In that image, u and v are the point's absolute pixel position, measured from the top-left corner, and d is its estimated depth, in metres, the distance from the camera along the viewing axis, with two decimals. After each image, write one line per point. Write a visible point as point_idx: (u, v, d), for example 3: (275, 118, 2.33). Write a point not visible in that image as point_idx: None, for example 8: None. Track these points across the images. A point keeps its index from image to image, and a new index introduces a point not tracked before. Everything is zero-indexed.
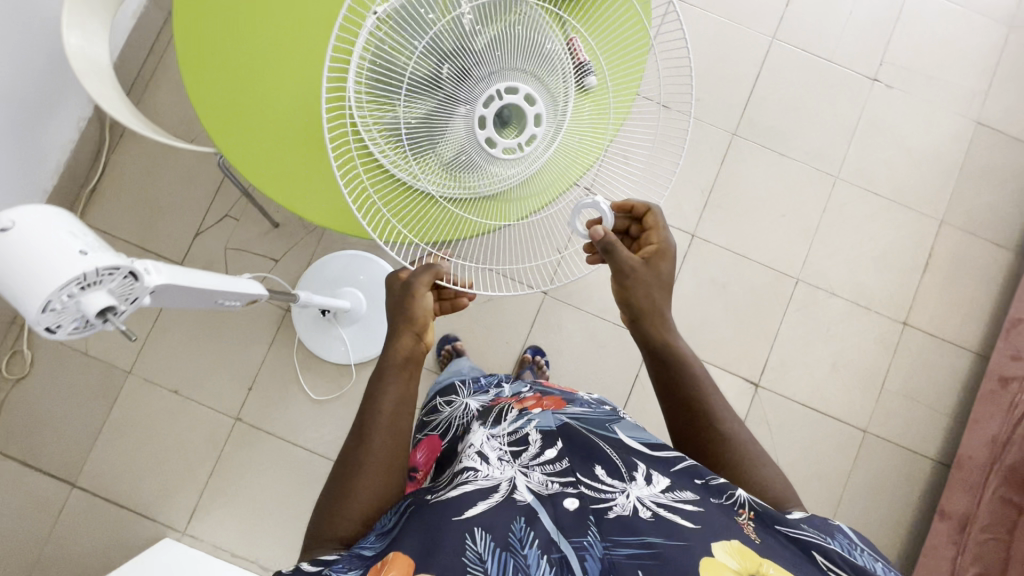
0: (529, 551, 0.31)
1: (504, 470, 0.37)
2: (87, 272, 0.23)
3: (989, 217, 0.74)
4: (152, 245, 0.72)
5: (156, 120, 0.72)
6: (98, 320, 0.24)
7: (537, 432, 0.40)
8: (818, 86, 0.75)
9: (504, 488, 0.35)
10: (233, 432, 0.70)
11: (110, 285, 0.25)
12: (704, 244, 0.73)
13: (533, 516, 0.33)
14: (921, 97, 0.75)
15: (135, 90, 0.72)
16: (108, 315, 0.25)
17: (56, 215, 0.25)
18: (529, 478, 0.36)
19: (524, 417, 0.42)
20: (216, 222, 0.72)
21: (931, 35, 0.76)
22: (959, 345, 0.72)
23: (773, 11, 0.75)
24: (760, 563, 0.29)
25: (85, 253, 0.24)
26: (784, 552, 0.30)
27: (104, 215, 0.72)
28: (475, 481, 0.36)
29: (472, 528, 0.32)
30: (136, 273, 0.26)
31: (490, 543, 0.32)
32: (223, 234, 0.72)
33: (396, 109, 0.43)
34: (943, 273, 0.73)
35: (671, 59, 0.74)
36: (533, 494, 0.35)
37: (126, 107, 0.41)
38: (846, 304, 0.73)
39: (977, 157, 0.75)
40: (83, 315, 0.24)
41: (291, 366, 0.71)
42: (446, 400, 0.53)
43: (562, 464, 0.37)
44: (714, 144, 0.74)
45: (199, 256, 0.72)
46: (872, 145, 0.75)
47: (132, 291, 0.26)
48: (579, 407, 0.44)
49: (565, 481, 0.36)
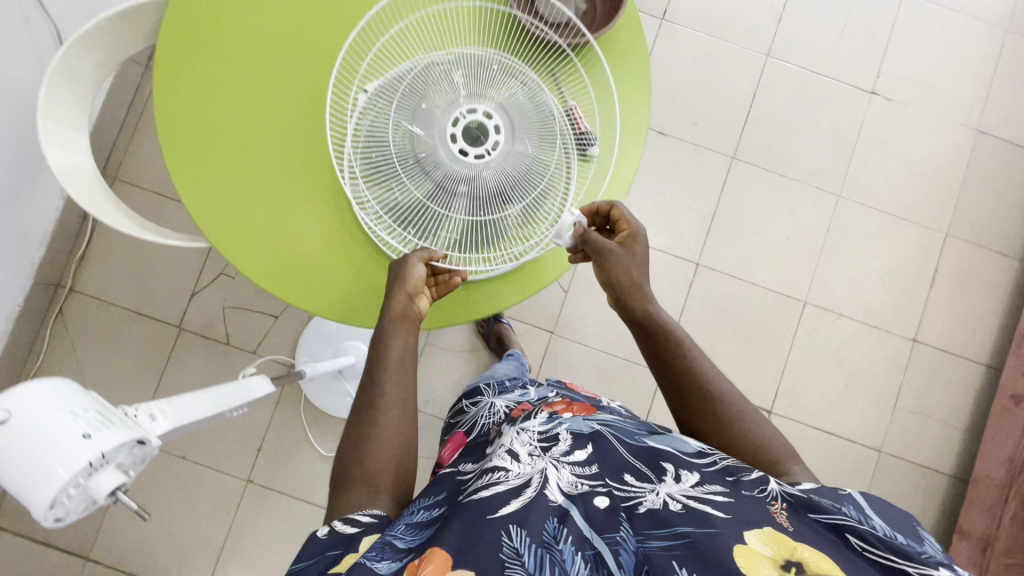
0: (563, 547, 0.30)
1: (535, 463, 0.36)
2: (94, 459, 0.22)
3: (994, 228, 0.73)
4: (149, 310, 0.70)
5: (143, 180, 0.70)
6: (109, 500, 0.23)
7: (568, 431, 0.39)
8: (816, 104, 0.74)
9: (536, 482, 0.34)
10: (246, 494, 0.69)
11: (118, 461, 0.23)
12: (710, 272, 0.72)
13: (565, 515, 0.32)
14: (920, 108, 0.74)
15: (120, 150, 0.70)
16: (118, 493, 0.23)
17: (56, 389, 0.23)
18: (560, 475, 0.35)
19: (555, 419, 0.41)
20: (211, 281, 0.70)
21: (925, 45, 0.75)
22: (970, 358, 0.72)
23: (765, 30, 0.74)
24: (792, 546, 0.28)
25: (89, 436, 0.22)
26: (819, 540, 0.29)
27: (97, 281, 0.70)
28: (507, 481, 0.34)
29: (506, 525, 0.31)
30: (144, 440, 0.25)
31: (525, 538, 0.30)
32: (220, 292, 0.70)
33: (393, 189, 0.39)
34: (950, 286, 0.73)
35: (665, 85, 0.73)
36: (564, 493, 0.34)
37: (115, 204, 0.41)
38: (854, 324, 0.72)
39: (978, 166, 0.74)
40: (92, 500, 0.23)
41: (299, 423, 0.70)
42: (471, 401, 0.52)
43: (592, 467, 0.36)
44: (713, 170, 0.73)
45: (197, 318, 0.70)
46: (874, 160, 0.74)
47: (140, 456, 0.25)
48: (607, 416, 0.43)
49: (595, 482, 0.35)
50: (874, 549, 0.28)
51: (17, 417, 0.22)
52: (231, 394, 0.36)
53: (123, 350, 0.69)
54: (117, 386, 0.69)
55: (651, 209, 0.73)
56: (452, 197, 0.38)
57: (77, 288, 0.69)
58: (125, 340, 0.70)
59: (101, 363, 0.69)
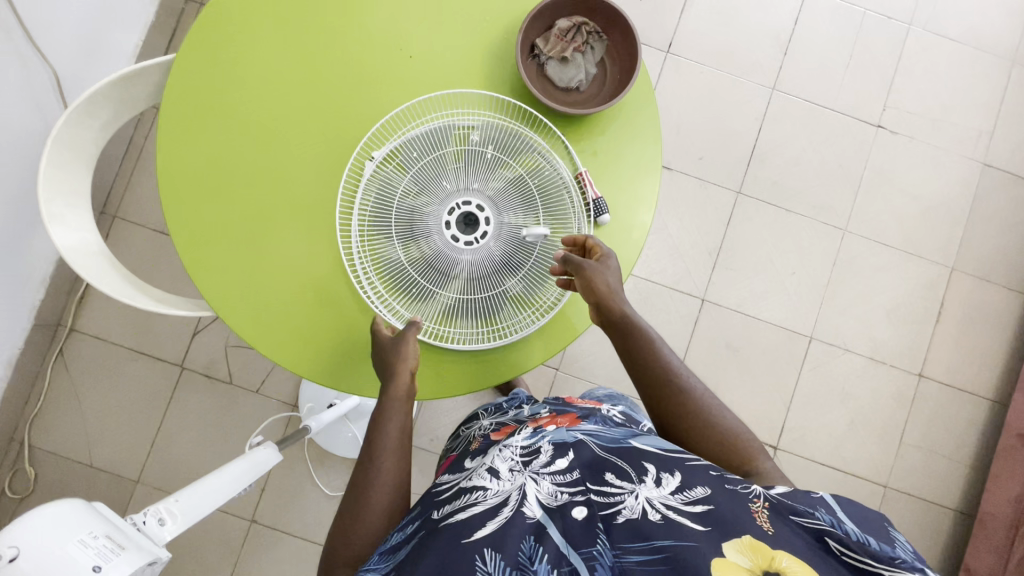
0: (539, 567, 0.28)
1: (515, 479, 0.34)
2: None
3: (1000, 262, 0.73)
4: (151, 351, 0.69)
5: (146, 219, 0.69)
6: None
7: (549, 442, 0.37)
8: (822, 137, 0.74)
9: (514, 499, 0.32)
10: (249, 534, 0.68)
11: None
12: (715, 307, 0.72)
13: (543, 533, 0.30)
14: (927, 141, 0.74)
15: (122, 187, 0.69)
16: None
17: (65, 517, 0.23)
18: (540, 486, 0.33)
19: (538, 433, 0.39)
20: (213, 319, 0.70)
21: (930, 78, 0.74)
22: (975, 393, 0.72)
23: (771, 62, 0.74)
24: (772, 556, 0.26)
25: (100, 570, 0.22)
26: (798, 545, 0.27)
27: (97, 319, 0.69)
28: (485, 500, 0.33)
29: (480, 549, 0.29)
30: (158, 560, 0.24)
31: (500, 562, 0.28)
32: (221, 331, 0.70)
33: (400, 257, 0.39)
34: (957, 321, 0.73)
35: (670, 118, 0.73)
36: (543, 507, 0.32)
37: (121, 273, 0.41)
38: (860, 359, 0.72)
39: (985, 200, 0.74)
40: None
41: (303, 462, 0.70)
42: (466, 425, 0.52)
43: (573, 474, 0.34)
44: (718, 205, 0.73)
45: (200, 357, 0.70)
46: (881, 194, 0.73)
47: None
48: (593, 422, 0.41)
49: (576, 489, 0.33)
50: (855, 554, 0.26)
51: (26, 554, 0.21)
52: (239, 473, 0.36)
53: (126, 391, 0.69)
54: (120, 427, 0.68)
55: (656, 244, 0.72)
56: (455, 277, 0.39)
57: (78, 329, 0.68)
58: (127, 380, 0.69)
59: (104, 405, 0.69)
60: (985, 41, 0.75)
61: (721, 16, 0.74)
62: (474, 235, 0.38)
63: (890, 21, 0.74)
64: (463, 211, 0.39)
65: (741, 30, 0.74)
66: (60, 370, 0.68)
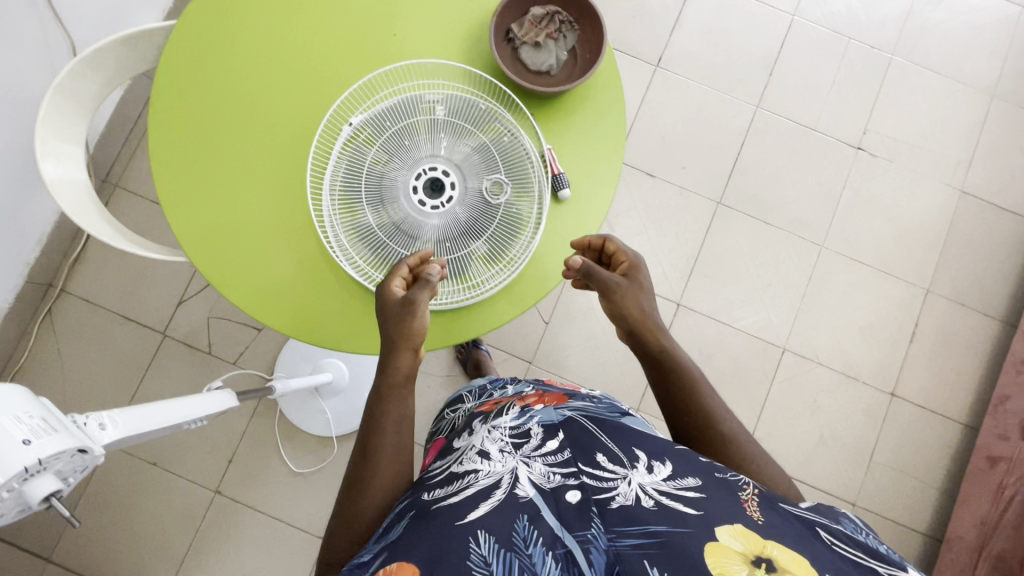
0: (533, 550, 0.30)
1: (507, 462, 0.36)
2: (31, 465, 0.23)
3: (976, 287, 0.74)
4: (136, 317, 0.71)
5: (143, 190, 0.72)
6: (42, 505, 0.24)
7: (539, 426, 0.40)
8: (803, 155, 0.76)
9: (507, 483, 0.34)
10: (212, 505, 0.69)
11: (58, 467, 0.24)
12: (690, 312, 0.73)
13: (535, 515, 0.32)
14: (906, 165, 0.76)
15: (123, 159, 0.72)
16: (52, 499, 0.24)
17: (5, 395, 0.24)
18: (531, 469, 0.36)
19: (527, 414, 0.42)
20: (199, 291, 0.72)
21: (911, 106, 0.77)
22: (948, 416, 0.72)
23: (757, 81, 0.77)
24: (764, 543, 0.27)
25: (28, 443, 0.23)
26: (789, 531, 0.28)
27: (87, 282, 0.71)
28: (477, 482, 0.35)
29: (474, 532, 0.30)
30: (86, 449, 0.26)
31: (493, 544, 0.30)
32: (206, 302, 0.71)
33: (367, 216, 0.41)
34: (931, 342, 0.73)
35: (656, 128, 0.75)
36: (536, 488, 0.34)
37: (101, 214, 0.43)
38: (832, 374, 0.72)
39: (961, 225, 0.75)
40: (26, 503, 0.23)
41: (273, 437, 0.70)
42: (453, 406, 0.53)
43: (563, 456, 0.36)
44: (698, 214, 0.75)
45: (183, 326, 0.71)
46: (858, 214, 0.75)
47: (81, 464, 0.26)
48: (580, 403, 0.44)
49: (567, 472, 0.35)
50: (841, 544, 0.28)
51: None
52: (196, 405, 0.37)
53: (108, 355, 0.70)
54: (96, 388, 0.70)
55: (636, 248, 0.74)
56: (420, 238, 0.41)
57: (69, 290, 0.71)
58: (109, 344, 0.71)
59: (84, 366, 0.70)
60: (964, 73, 0.78)
61: (709, 36, 0.77)
62: (441, 200, 0.41)
63: (872, 50, 0.77)
64: (430, 178, 0.41)
65: (728, 50, 0.77)
66: (46, 329, 0.70)
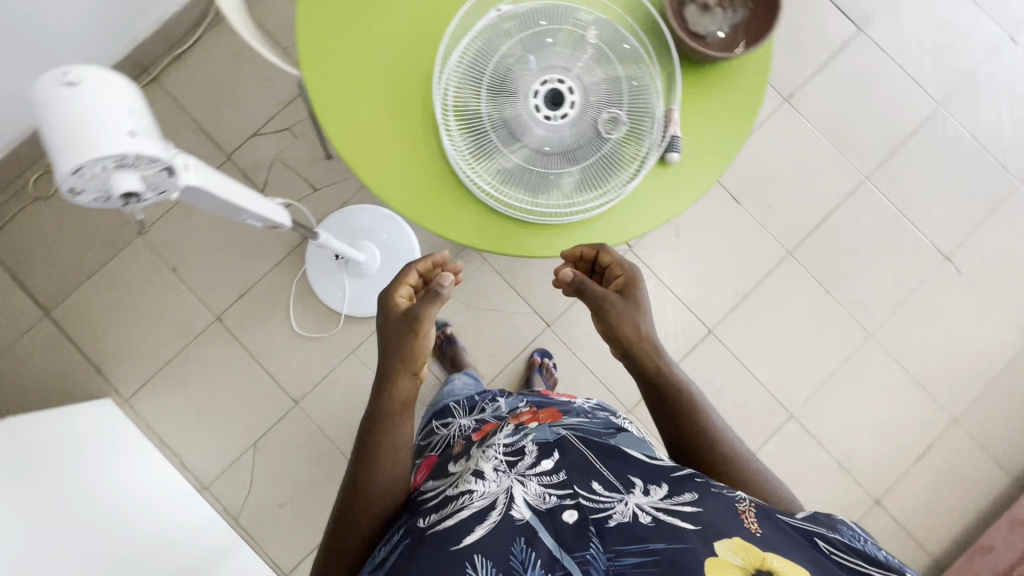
0: (531, 573, 0.30)
1: (502, 479, 0.35)
2: (126, 153, 0.26)
3: (1002, 436, 0.72)
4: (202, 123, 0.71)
5: None
6: (120, 200, 0.28)
7: (535, 443, 0.38)
8: (891, 244, 0.74)
9: (503, 502, 0.33)
10: (209, 329, 0.70)
11: (144, 171, 0.27)
12: (717, 342, 0.72)
13: (532, 535, 0.32)
14: (986, 295, 0.73)
15: None
16: (129, 198, 0.28)
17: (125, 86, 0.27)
18: (527, 488, 0.34)
19: (522, 430, 0.41)
20: (276, 130, 0.73)
21: (1006, 236, 0.74)
22: (920, 544, 0.70)
23: (877, 154, 0.74)
24: (764, 555, 0.28)
25: (134, 135, 0.26)
26: (789, 542, 0.29)
27: (179, 77, 0.72)
28: (472, 503, 0.34)
29: (471, 556, 0.30)
30: (171, 170, 0.28)
31: (490, 568, 0.30)
32: (278, 143, 0.73)
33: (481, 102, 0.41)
34: (935, 470, 0.71)
35: (759, 159, 0.74)
36: (532, 509, 0.33)
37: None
38: (826, 459, 0.71)
39: (1015, 372, 0.73)
40: (107, 189, 0.27)
41: (286, 293, 0.71)
42: (442, 420, 0.51)
43: (561, 477, 0.35)
44: (766, 256, 0.73)
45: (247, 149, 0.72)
46: (919, 321, 0.73)
47: (163, 184, 0.29)
48: (574, 417, 0.44)
49: (564, 492, 0.34)
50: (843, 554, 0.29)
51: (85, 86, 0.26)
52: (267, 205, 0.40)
53: None
54: None
55: (692, 260, 0.73)
56: (521, 142, 0.41)
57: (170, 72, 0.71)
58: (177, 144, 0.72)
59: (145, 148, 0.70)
60: None
61: (850, 92, 0.75)
62: (556, 113, 0.41)
63: (1001, 169, 0.75)
64: (553, 90, 0.41)
65: (859, 113, 0.75)
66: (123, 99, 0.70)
